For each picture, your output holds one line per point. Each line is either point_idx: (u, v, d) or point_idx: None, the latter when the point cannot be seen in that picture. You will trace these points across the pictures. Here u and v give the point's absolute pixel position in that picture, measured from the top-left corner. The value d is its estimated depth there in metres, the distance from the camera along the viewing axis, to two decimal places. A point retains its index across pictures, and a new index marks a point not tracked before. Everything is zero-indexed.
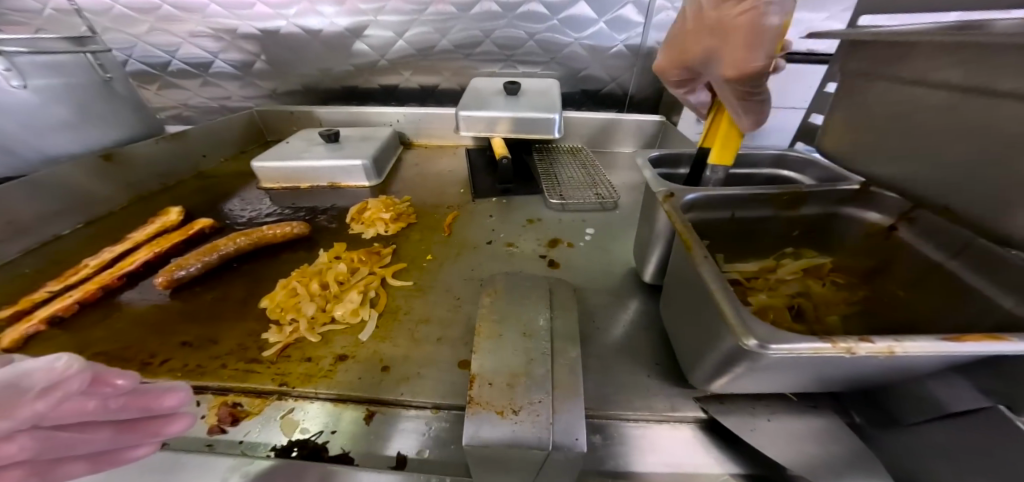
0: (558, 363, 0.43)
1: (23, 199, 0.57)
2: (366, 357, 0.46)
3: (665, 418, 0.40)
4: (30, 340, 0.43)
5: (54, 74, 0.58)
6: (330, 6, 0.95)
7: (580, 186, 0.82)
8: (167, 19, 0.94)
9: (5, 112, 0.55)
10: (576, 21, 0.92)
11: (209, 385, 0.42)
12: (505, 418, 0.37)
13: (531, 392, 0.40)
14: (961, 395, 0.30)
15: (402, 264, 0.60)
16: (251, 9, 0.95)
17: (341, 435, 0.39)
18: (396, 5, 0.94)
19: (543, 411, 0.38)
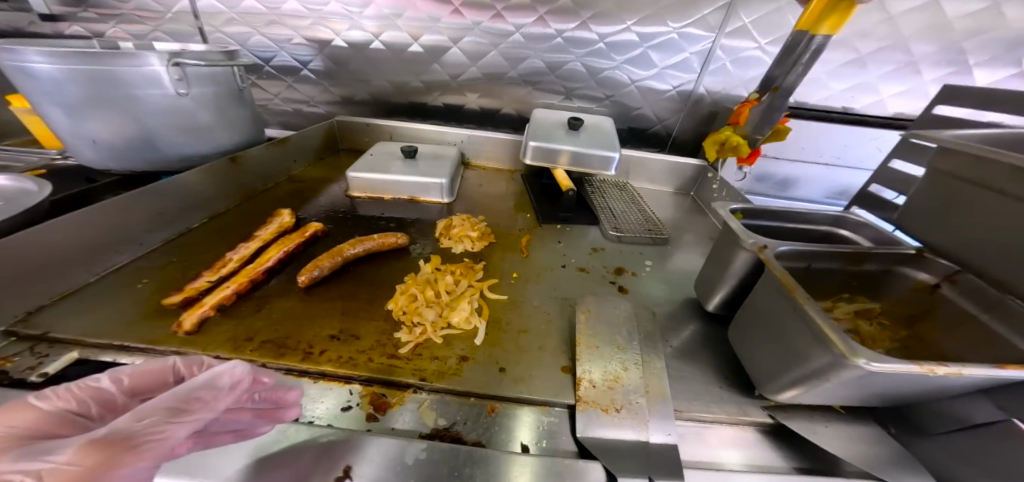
0: (648, 371, 0.52)
1: (141, 204, 0.57)
2: (485, 359, 0.54)
3: (734, 421, 0.49)
4: (203, 322, 0.49)
5: (207, 83, 0.65)
6: (419, 29, 1.05)
7: (632, 219, 0.93)
8: (270, 25, 1.03)
9: (158, 111, 0.61)
10: (641, 60, 1.04)
11: (361, 376, 0.49)
12: (610, 415, 0.47)
13: (629, 394, 0.49)
14: (984, 411, 0.40)
15: (494, 279, 0.69)
16: (346, 24, 1.04)
17: (472, 425, 0.47)
18: (476, 36, 1.06)
19: (641, 410, 0.47)
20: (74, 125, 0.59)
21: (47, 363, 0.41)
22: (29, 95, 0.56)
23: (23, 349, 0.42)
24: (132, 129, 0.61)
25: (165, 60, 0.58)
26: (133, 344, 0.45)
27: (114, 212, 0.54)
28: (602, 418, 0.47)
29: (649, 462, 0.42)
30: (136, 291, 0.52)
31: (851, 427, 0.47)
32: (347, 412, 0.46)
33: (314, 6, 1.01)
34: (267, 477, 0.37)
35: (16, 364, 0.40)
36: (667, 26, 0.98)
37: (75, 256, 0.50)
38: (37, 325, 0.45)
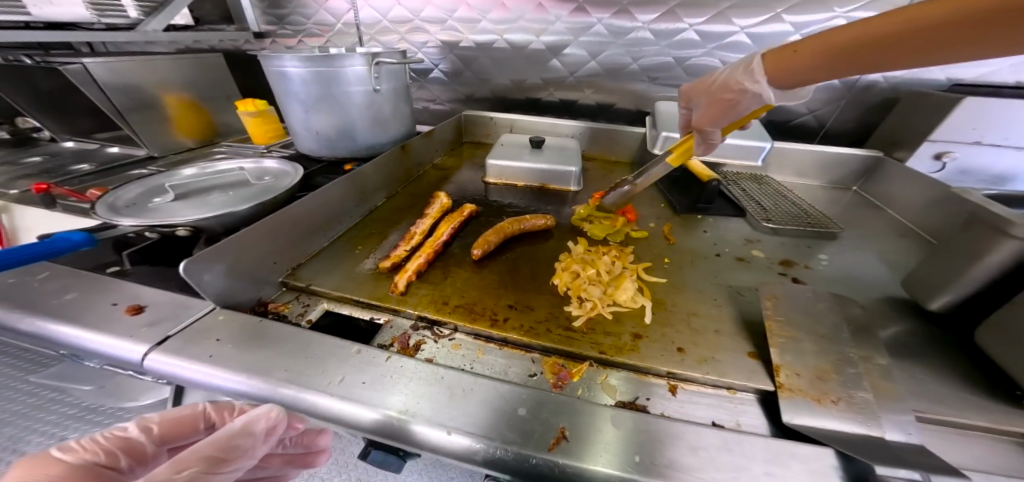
0: (868, 367, 0.45)
1: (340, 191, 0.66)
2: (659, 338, 0.53)
3: (997, 433, 0.41)
4: (409, 285, 0.58)
5: (391, 80, 0.76)
6: (542, 26, 1.07)
7: (786, 209, 0.82)
8: (412, 30, 1.15)
9: (357, 106, 0.73)
10: None
11: (544, 344, 0.51)
12: (825, 405, 0.42)
13: (846, 387, 0.43)
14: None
15: (647, 263, 0.67)
16: (477, 24, 1.11)
17: (657, 402, 0.46)
18: (600, 28, 1.04)
19: (865, 405, 0.41)
20: (301, 118, 0.73)
21: (310, 311, 0.52)
22: (280, 95, 0.71)
23: (292, 297, 0.53)
24: (336, 121, 0.73)
25: (367, 61, 0.69)
26: (364, 298, 0.54)
27: (323, 199, 0.62)
28: (814, 407, 0.42)
29: (896, 457, 0.36)
30: (356, 255, 0.62)
31: None
32: (534, 379, 0.48)
33: (451, 10, 1.10)
34: (489, 419, 0.39)
35: (291, 309, 0.51)
36: (831, 12, 0.89)
37: (315, 225, 0.61)
38: (302, 278, 0.55)
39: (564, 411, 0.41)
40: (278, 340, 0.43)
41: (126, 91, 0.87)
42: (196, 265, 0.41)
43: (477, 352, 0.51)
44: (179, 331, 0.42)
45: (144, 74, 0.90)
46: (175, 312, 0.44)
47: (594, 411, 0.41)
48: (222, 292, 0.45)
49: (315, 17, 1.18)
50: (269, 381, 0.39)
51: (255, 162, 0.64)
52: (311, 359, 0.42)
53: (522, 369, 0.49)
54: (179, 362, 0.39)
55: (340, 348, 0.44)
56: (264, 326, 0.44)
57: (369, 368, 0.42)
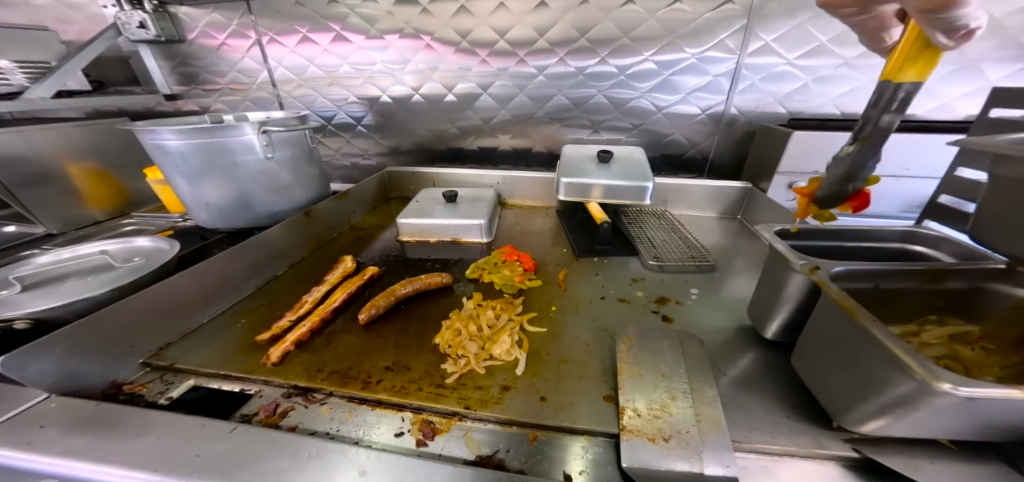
0: (698, 397, 0.49)
1: (230, 262, 0.67)
2: (525, 388, 0.56)
3: (810, 455, 0.43)
4: (286, 354, 0.58)
5: (287, 146, 0.80)
6: (450, 81, 1.16)
7: (673, 245, 0.88)
8: (330, 87, 1.21)
9: (249, 173, 0.76)
10: (667, 86, 1.02)
11: (412, 404, 0.53)
12: (658, 443, 0.44)
13: (677, 423, 0.46)
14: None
15: (534, 312, 0.71)
16: (391, 82, 1.18)
17: (515, 453, 0.47)
18: (503, 80, 1.13)
19: (692, 440, 0.44)
20: (191, 190, 0.75)
21: (172, 388, 0.51)
22: (164, 169, 0.73)
23: (155, 376, 0.53)
24: (230, 190, 0.76)
25: (256, 129, 0.73)
26: (233, 372, 0.54)
27: (207, 271, 0.63)
28: (647, 446, 0.44)
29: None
30: (236, 329, 0.62)
31: (968, 467, 0.38)
32: (401, 438, 0.49)
33: (364, 68, 1.17)
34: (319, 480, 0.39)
35: (150, 388, 0.51)
36: (685, 52, 0.97)
37: (196, 300, 0.62)
38: (167, 358, 0.55)
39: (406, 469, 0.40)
40: (120, 420, 0.42)
41: (17, 166, 0.85)
42: (14, 360, 0.41)
43: (348, 414, 0.52)
44: (8, 417, 0.42)
45: (41, 148, 0.89)
46: (5, 406, 0.42)
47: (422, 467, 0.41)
48: (59, 379, 0.45)
49: (230, 76, 1.22)
50: (97, 463, 0.38)
51: (121, 242, 0.65)
52: (146, 436, 0.41)
53: (390, 428, 0.50)
54: (1, 452, 0.39)
55: (182, 423, 0.43)
56: (103, 409, 0.43)
57: (208, 439, 0.41)
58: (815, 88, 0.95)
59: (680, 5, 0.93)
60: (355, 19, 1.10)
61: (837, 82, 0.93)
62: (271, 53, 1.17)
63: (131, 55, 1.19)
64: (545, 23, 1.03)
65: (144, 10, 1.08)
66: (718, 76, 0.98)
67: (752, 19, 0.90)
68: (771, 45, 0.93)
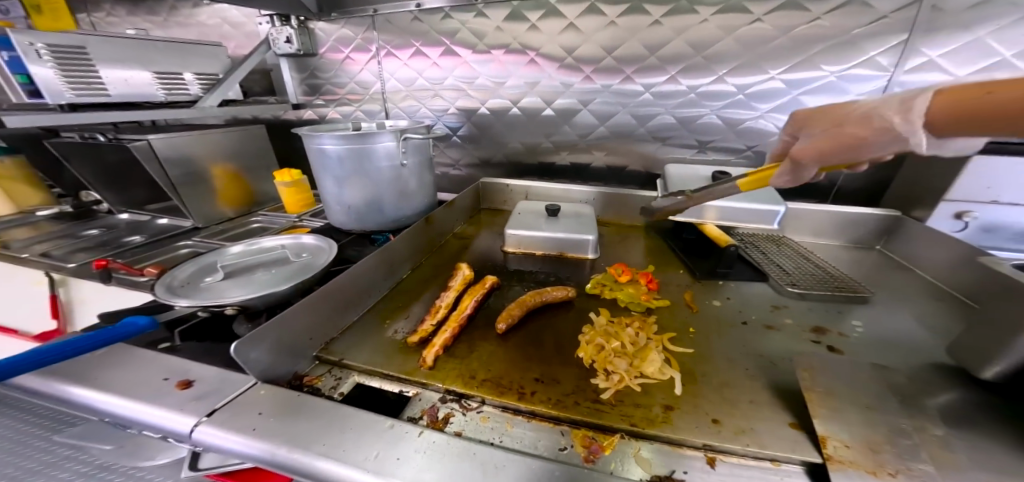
0: (925, 440, 0.42)
1: (374, 265, 0.70)
2: (692, 409, 0.51)
3: None
4: (436, 360, 0.58)
5: (416, 153, 0.83)
6: (552, 97, 1.17)
7: (809, 274, 0.81)
8: (433, 100, 1.27)
9: (385, 179, 0.79)
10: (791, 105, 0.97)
11: (572, 417, 0.50)
12: (882, 478, 0.38)
13: (905, 460, 0.39)
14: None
15: (672, 333, 0.67)
16: (495, 98, 1.22)
17: (694, 476, 0.43)
18: (607, 97, 1.12)
19: (929, 478, 0.37)
20: (335, 193, 0.80)
21: (342, 384, 0.53)
22: (317, 171, 0.78)
23: (325, 371, 0.55)
24: (367, 195, 0.80)
25: (397, 137, 0.76)
26: (392, 372, 0.55)
27: (357, 273, 0.65)
28: (868, 479, 0.38)
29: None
30: (385, 329, 0.64)
31: None
32: (565, 453, 0.46)
33: (468, 82, 1.21)
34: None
35: (324, 382, 0.53)
36: (820, 70, 0.93)
37: (350, 298, 0.64)
38: (335, 352, 0.58)
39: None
40: (315, 413, 0.43)
41: (182, 164, 0.95)
42: (246, 345, 0.44)
43: (506, 425, 0.50)
44: (224, 404, 0.43)
45: (201, 148, 1.00)
46: (219, 385, 0.46)
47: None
48: (265, 369, 0.47)
49: (348, 87, 1.31)
50: (307, 455, 0.39)
51: (294, 238, 0.71)
52: (345, 432, 0.41)
53: (551, 442, 0.47)
54: (224, 435, 0.40)
55: (374, 422, 0.43)
56: (302, 399, 0.45)
57: (402, 444, 0.41)
58: None
59: (822, 20, 0.89)
60: (465, 33, 1.15)
61: None
62: (386, 66, 1.25)
63: (273, 68, 1.34)
64: (657, 40, 1.01)
65: (292, 26, 1.19)
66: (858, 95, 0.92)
67: (915, 33, 0.84)
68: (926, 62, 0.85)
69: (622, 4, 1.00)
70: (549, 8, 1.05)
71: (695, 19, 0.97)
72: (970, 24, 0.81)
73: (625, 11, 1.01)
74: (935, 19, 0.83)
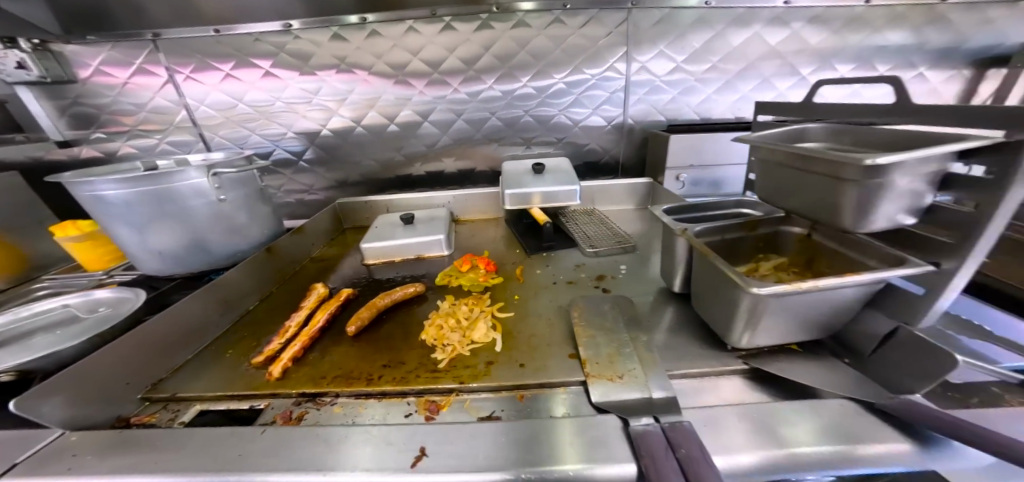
0: (638, 344, 0.66)
1: (204, 301, 0.71)
2: (507, 360, 0.68)
3: (719, 373, 0.62)
4: (286, 371, 0.64)
5: (238, 187, 0.82)
6: (389, 112, 1.24)
7: (604, 236, 1.08)
8: (264, 125, 1.23)
9: (202, 218, 0.77)
10: (579, 104, 1.25)
11: (414, 389, 0.61)
12: (615, 381, 0.59)
13: (627, 364, 0.62)
14: (885, 323, 0.55)
15: (501, 302, 0.84)
16: (333, 119, 1.24)
17: (508, 412, 0.58)
18: (442, 108, 1.25)
19: (638, 376, 0.59)
20: (137, 240, 0.75)
21: (182, 415, 0.57)
22: (105, 220, 0.72)
23: (159, 407, 0.59)
24: (187, 237, 0.77)
25: (205, 173, 0.75)
26: (243, 392, 0.60)
27: (178, 314, 0.66)
28: (609, 385, 0.59)
29: (655, 409, 0.53)
30: (227, 359, 0.67)
31: (809, 360, 0.61)
32: (409, 417, 0.57)
33: (297, 103, 1.21)
34: (359, 451, 0.47)
35: (159, 417, 0.57)
36: (587, 74, 1.21)
37: (176, 340, 0.66)
38: (165, 390, 0.61)
39: (435, 437, 0.49)
40: (142, 445, 0.48)
41: None
42: (29, 400, 0.47)
43: (358, 408, 0.58)
44: (26, 457, 0.46)
45: None
46: (19, 444, 0.47)
47: (449, 429, 0.51)
48: (69, 419, 0.51)
49: (139, 116, 1.18)
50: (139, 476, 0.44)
51: (82, 295, 0.72)
52: (184, 448, 0.47)
53: (398, 411, 0.58)
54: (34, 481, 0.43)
55: (215, 434, 0.49)
56: (125, 435, 0.49)
57: (244, 441, 0.48)
58: (681, 99, 1.24)
59: (582, 34, 1.15)
60: (286, 57, 1.14)
61: (690, 93, 1.22)
62: (188, 91, 1.16)
63: (8, 99, 1.09)
64: (470, 56, 1.18)
65: (22, 49, 1.02)
66: (616, 94, 1.23)
67: (630, 44, 1.16)
68: (649, 67, 1.20)
69: (433, 23, 1.13)
70: (370, 29, 1.13)
71: (495, 34, 1.15)
72: (666, 37, 1.16)
73: (439, 30, 1.14)
74: (638, 36, 1.15)
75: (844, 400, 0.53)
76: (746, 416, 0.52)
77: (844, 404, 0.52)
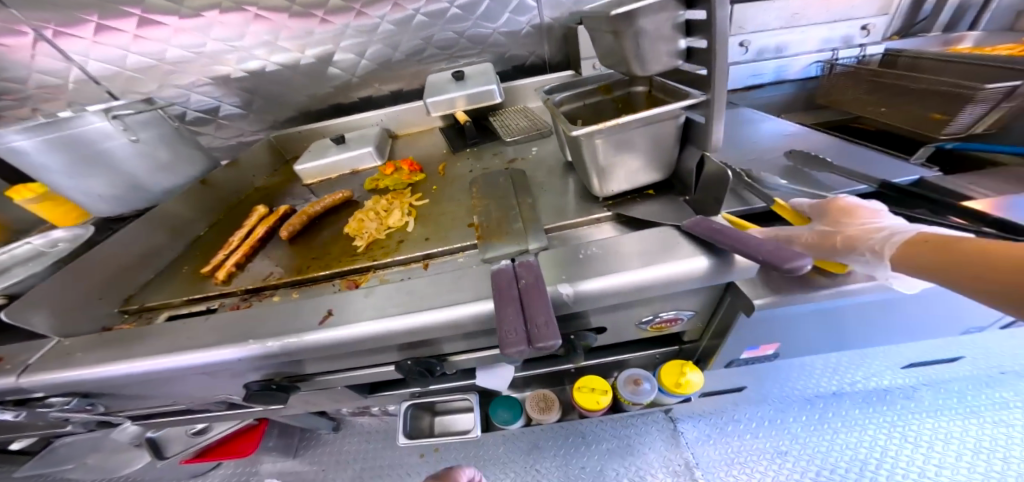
0: (527, 214, 0.80)
1: (150, 229, 0.83)
2: (416, 238, 0.81)
3: (588, 224, 0.80)
4: (231, 276, 0.77)
5: (147, 127, 0.90)
6: (300, 45, 1.24)
7: (524, 129, 1.16)
8: (176, 76, 1.25)
9: (126, 160, 0.87)
10: (490, 15, 1.25)
11: (336, 274, 0.75)
12: (494, 241, 0.74)
13: (511, 228, 0.77)
14: (695, 156, 0.74)
15: (417, 196, 0.96)
16: (242, 59, 1.25)
17: (412, 276, 0.73)
18: (353, 34, 1.25)
19: (517, 236, 0.74)
20: (72, 187, 0.84)
21: (155, 318, 0.72)
22: (35, 173, 0.79)
23: (135, 316, 0.73)
24: (115, 177, 0.88)
25: (105, 116, 0.81)
26: (201, 295, 0.74)
27: (124, 242, 0.78)
28: (495, 244, 0.73)
29: (523, 254, 0.70)
30: (184, 273, 0.81)
31: (653, 204, 0.78)
32: (333, 292, 0.71)
33: (199, 49, 1.21)
34: (281, 317, 0.64)
35: (137, 322, 0.71)
36: None
37: (132, 263, 0.79)
38: (135, 303, 0.75)
39: (349, 301, 0.66)
40: (124, 339, 0.63)
41: None
42: (18, 311, 0.61)
43: (293, 293, 0.73)
44: (36, 359, 0.62)
45: None
46: (36, 347, 0.64)
47: (356, 295, 0.67)
48: (58, 328, 0.65)
49: (35, 80, 1.19)
50: (127, 361, 0.60)
51: (43, 235, 0.88)
52: (152, 342, 0.62)
53: (326, 291, 0.72)
54: (46, 374, 0.60)
55: (175, 326, 0.65)
56: (107, 335, 0.64)
57: (198, 325, 0.64)
58: None
59: None
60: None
61: None
62: (67, 47, 1.14)
63: None
64: None
65: None
66: None
67: None
68: None
69: None
70: None
71: None
72: None
73: None
74: None
75: (664, 226, 0.72)
76: (591, 249, 0.70)
77: (666, 231, 0.70)
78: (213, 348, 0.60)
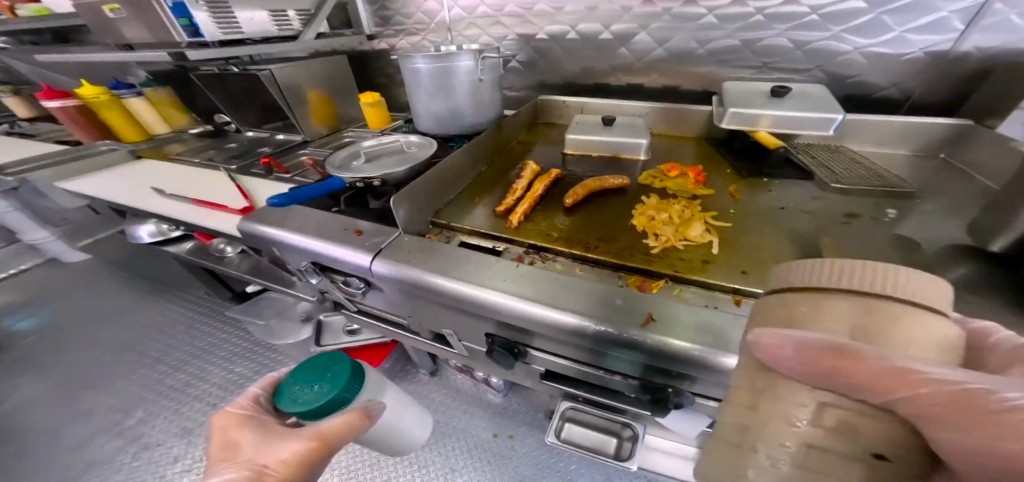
0: None
1: (464, 155, 0.93)
2: (726, 264, 0.65)
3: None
4: (520, 223, 0.78)
5: (491, 71, 1.06)
6: (619, 16, 1.21)
7: (859, 176, 0.88)
8: (486, 20, 1.38)
9: (467, 91, 1.03)
10: (877, 27, 1.00)
11: (627, 266, 0.66)
12: None
13: None
14: None
15: (714, 212, 0.79)
16: (556, 20, 1.29)
17: (722, 307, 0.58)
18: (680, 16, 1.15)
19: None
20: (425, 103, 1.07)
21: (452, 240, 0.79)
22: (412, 87, 1.05)
23: (438, 231, 0.82)
24: (449, 103, 1.04)
25: (471, 57, 0.98)
26: (495, 233, 0.77)
27: (455, 164, 0.91)
28: None
29: None
30: (474, 207, 0.88)
31: None
32: (619, 287, 0.63)
33: (528, 5, 1.29)
34: (572, 292, 0.61)
35: (438, 238, 0.80)
36: None
37: (450, 180, 0.90)
38: (443, 218, 0.84)
39: (671, 309, 0.57)
40: (441, 251, 0.72)
41: (291, 89, 1.32)
42: (400, 199, 0.74)
43: (576, 268, 0.68)
44: (385, 244, 0.74)
45: (301, 77, 1.35)
46: (383, 232, 0.77)
47: (663, 307, 0.57)
48: (407, 224, 0.78)
49: (413, 13, 1.48)
50: (419, 272, 0.68)
51: (406, 137, 1.13)
52: (437, 256, 0.71)
53: (610, 282, 0.64)
54: (386, 265, 0.70)
55: (484, 258, 0.70)
56: (431, 245, 0.73)
57: (487, 268, 0.67)
58: None
59: None
60: None
61: None
62: None
63: None
64: None
65: None
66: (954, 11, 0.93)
67: None
68: None
69: None
70: None
71: None
72: None
73: None
74: None
75: None
76: None
77: None
78: (510, 298, 0.61)
